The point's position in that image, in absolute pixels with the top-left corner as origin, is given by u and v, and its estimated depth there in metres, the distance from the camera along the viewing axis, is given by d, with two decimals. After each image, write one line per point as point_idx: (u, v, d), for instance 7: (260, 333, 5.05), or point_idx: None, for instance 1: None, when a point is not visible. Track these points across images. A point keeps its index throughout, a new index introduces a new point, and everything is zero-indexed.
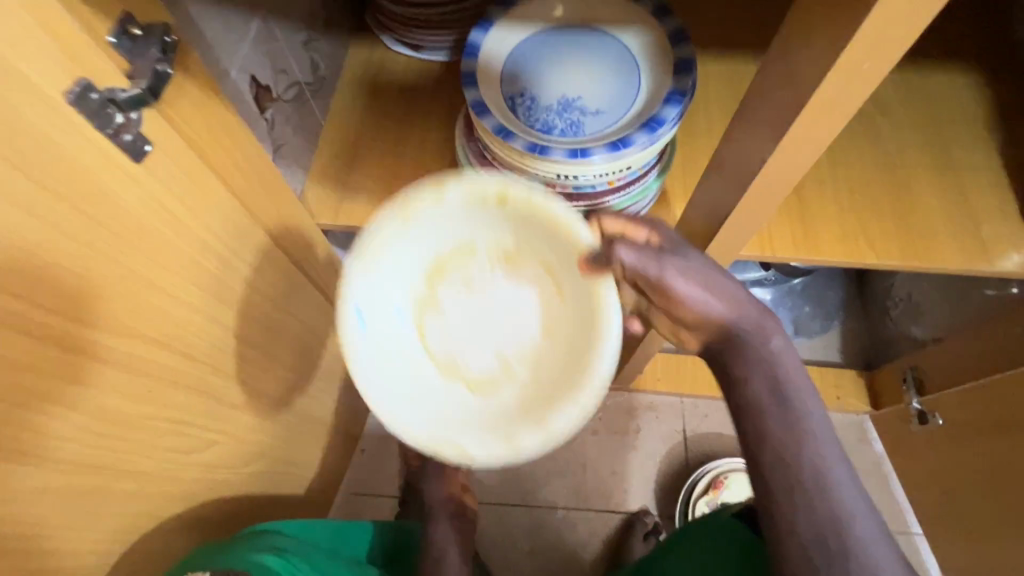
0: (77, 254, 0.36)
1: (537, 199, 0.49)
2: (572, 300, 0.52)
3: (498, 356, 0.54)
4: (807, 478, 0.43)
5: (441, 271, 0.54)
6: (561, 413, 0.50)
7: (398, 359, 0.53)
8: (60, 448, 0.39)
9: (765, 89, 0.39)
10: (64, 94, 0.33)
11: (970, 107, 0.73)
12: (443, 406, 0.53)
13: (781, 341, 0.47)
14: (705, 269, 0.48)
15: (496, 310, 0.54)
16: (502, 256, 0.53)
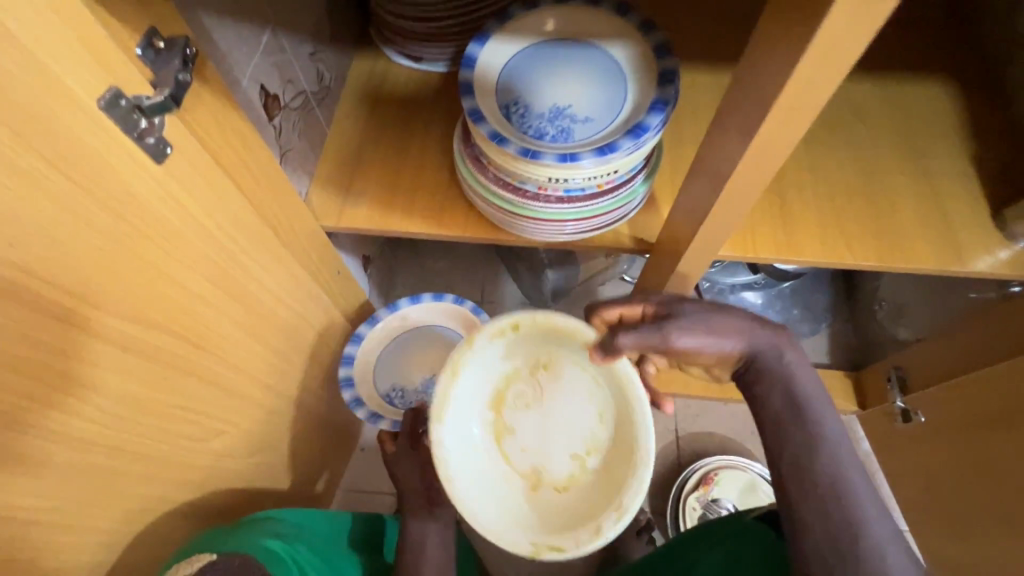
0: (101, 247, 0.39)
1: (544, 319, 0.61)
2: (608, 394, 0.62)
3: (573, 455, 0.62)
4: (821, 470, 0.51)
5: (500, 398, 0.64)
6: (632, 485, 0.57)
7: (492, 488, 0.61)
8: (81, 429, 0.41)
9: (736, 98, 0.42)
10: (98, 101, 0.36)
11: (945, 115, 0.76)
12: (536, 507, 0.61)
13: (793, 356, 0.56)
14: (705, 316, 0.56)
15: (558, 416, 0.63)
16: (545, 372, 0.63)
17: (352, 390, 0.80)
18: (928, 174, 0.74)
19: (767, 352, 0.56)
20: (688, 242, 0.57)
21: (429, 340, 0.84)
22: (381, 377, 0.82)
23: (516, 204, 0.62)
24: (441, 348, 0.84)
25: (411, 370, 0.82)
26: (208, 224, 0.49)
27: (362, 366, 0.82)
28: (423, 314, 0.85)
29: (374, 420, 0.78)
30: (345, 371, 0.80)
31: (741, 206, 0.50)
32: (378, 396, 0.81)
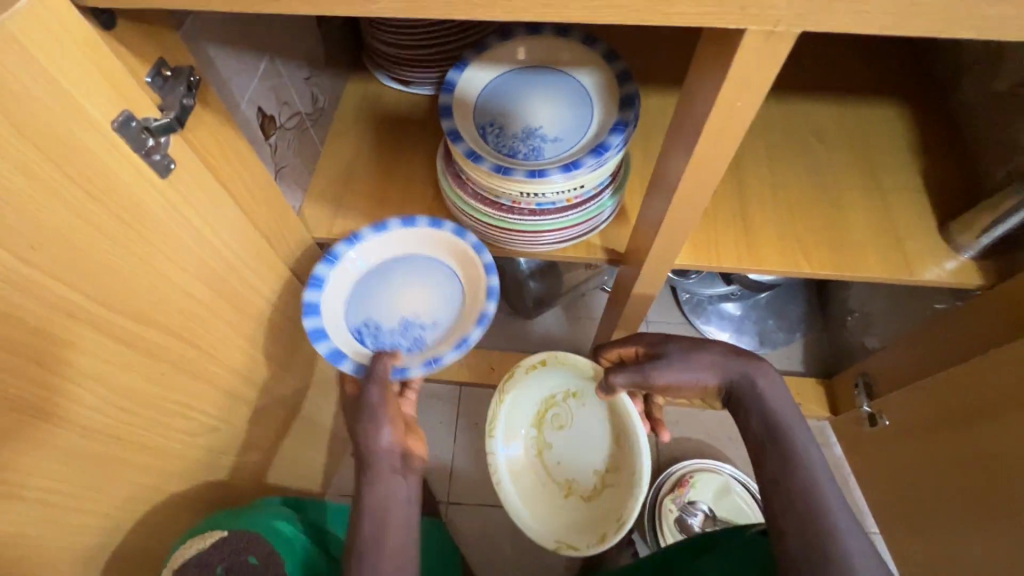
0: (109, 251, 0.44)
1: (569, 359, 0.82)
2: (621, 424, 0.81)
3: (595, 471, 0.82)
4: (796, 482, 0.55)
5: (540, 422, 0.85)
6: (633, 499, 0.76)
7: (532, 487, 0.83)
8: (86, 418, 0.45)
9: (680, 120, 0.47)
10: (113, 122, 0.41)
11: (895, 136, 0.82)
12: (565, 506, 0.82)
13: (767, 379, 0.62)
14: (681, 357, 0.66)
15: (585, 436, 0.84)
16: (575, 402, 0.84)
17: (313, 319, 0.64)
18: (880, 189, 0.79)
19: (741, 381, 0.63)
20: (648, 251, 0.62)
21: (412, 272, 0.70)
22: (350, 309, 0.67)
23: (494, 217, 0.67)
24: (425, 283, 0.69)
25: (387, 304, 0.68)
26: (207, 233, 0.54)
27: (328, 292, 0.67)
28: (410, 238, 0.70)
29: (335, 358, 0.63)
30: (309, 296, 0.65)
31: (690, 217, 0.54)
32: (344, 330, 0.66)
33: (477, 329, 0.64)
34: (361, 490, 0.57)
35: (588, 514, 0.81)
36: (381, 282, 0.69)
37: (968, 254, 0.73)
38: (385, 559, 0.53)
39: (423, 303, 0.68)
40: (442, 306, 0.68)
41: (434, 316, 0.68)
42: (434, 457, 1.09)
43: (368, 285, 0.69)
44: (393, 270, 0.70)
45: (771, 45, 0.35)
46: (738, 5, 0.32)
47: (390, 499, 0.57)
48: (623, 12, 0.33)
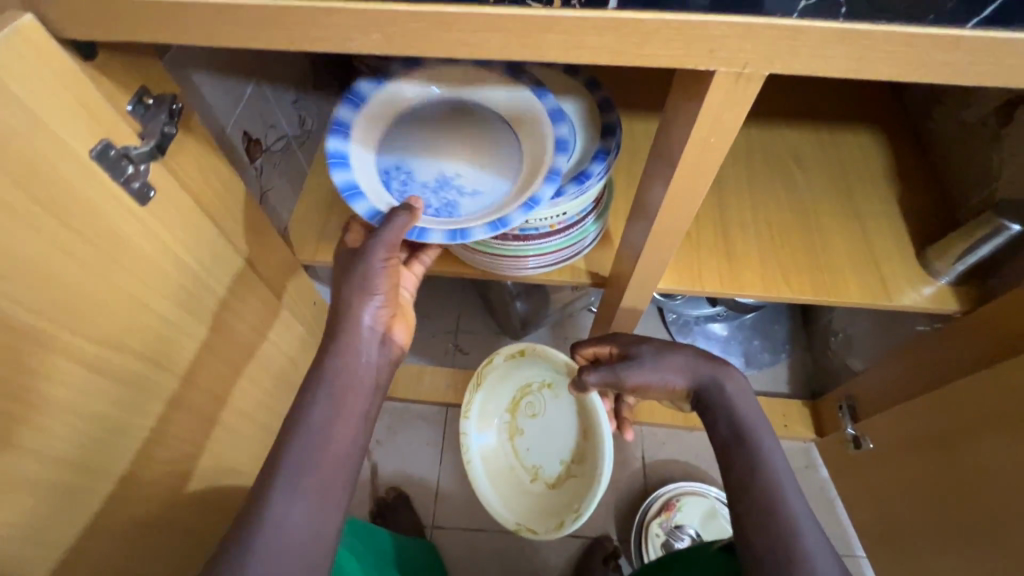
0: (81, 277, 0.43)
1: (545, 352, 0.90)
2: (587, 416, 0.88)
3: (561, 460, 0.90)
4: (762, 488, 0.58)
5: (514, 410, 0.93)
6: (590, 492, 0.84)
7: (501, 471, 0.92)
8: (59, 450, 0.44)
9: (658, 150, 0.48)
10: (90, 151, 0.41)
11: (872, 161, 0.84)
12: (531, 490, 0.91)
13: (734, 385, 0.65)
14: (652, 360, 0.69)
15: (555, 427, 0.91)
16: (549, 393, 0.92)
17: (338, 141, 0.58)
18: (860, 215, 0.80)
19: (710, 386, 0.66)
20: (630, 276, 0.63)
21: (470, 135, 0.63)
22: (389, 150, 0.62)
23: (478, 242, 0.68)
24: (480, 150, 0.62)
25: (432, 160, 0.62)
26: (186, 259, 0.53)
27: (365, 124, 0.61)
28: (483, 96, 0.63)
29: (347, 194, 0.56)
30: (342, 117, 0.59)
31: (669, 245, 0.55)
32: (373, 170, 0.60)
33: (521, 214, 0.54)
34: (325, 358, 0.56)
35: (551, 500, 0.89)
36: (434, 135, 0.63)
37: (944, 279, 0.75)
38: (334, 439, 0.54)
39: (470, 170, 0.62)
40: (491, 177, 0.61)
41: (475, 186, 0.61)
42: (420, 480, 1.07)
43: (420, 134, 0.63)
44: (450, 124, 0.63)
45: (741, 85, 0.36)
46: (707, 48, 0.33)
47: (349, 383, 0.56)
48: (596, 53, 0.34)
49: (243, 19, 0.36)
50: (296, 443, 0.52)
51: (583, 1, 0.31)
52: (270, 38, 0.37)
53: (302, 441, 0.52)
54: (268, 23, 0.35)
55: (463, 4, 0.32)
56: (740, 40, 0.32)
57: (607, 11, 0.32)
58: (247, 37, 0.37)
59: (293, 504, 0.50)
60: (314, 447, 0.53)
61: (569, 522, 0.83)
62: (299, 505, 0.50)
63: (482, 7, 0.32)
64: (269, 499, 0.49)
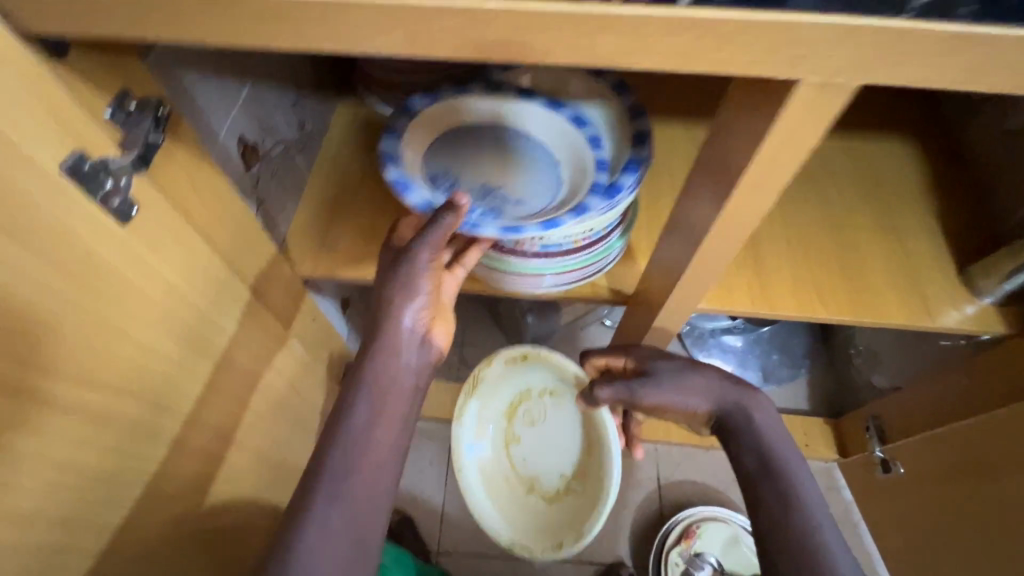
0: (57, 311, 0.37)
1: (551, 356, 0.80)
2: (593, 429, 0.79)
3: (561, 474, 0.81)
4: (795, 528, 0.52)
5: (511, 415, 0.83)
6: (593, 514, 0.75)
7: (493, 482, 0.82)
8: (35, 509, 0.38)
9: (707, 167, 0.43)
10: (61, 165, 0.36)
11: (908, 168, 0.78)
12: (527, 503, 0.82)
13: (761, 411, 0.60)
14: (673, 378, 0.63)
15: (557, 437, 0.82)
16: (552, 399, 0.82)
17: (392, 145, 0.58)
18: (896, 229, 0.75)
19: (735, 413, 0.60)
20: (664, 300, 0.58)
21: (513, 148, 0.62)
22: (434, 158, 0.61)
23: (493, 258, 0.63)
24: (523, 162, 0.61)
25: (476, 167, 0.61)
26: (176, 283, 0.48)
27: (414, 132, 0.61)
28: (527, 111, 0.62)
29: (402, 188, 0.56)
30: (394, 125, 0.59)
31: (711, 268, 0.50)
32: (418, 173, 0.59)
33: (574, 220, 0.54)
34: (365, 358, 0.54)
35: (547, 516, 0.80)
36: (477, 147, 0.62)
37: (988, 299, 0.68)
38: (370, 444, 0.52)
39: (514, 180, 0.60)
40: (534, 188, 0.60)
41: (521, 195, 0.60)
42: (425, 502, 1.02)
43: (465, 145, 0.62)
44: (493, 136, 0.63)
45: (825, 97, 0.31)
46: (792, 55, 0.28)
47: (388, 387, 0.54)
48: (660, 58, 0.29)
49: (242, 16, 0.30)
50: (333, 452, 0.51)
51: None
52: (272, 37, 0.31)
53: (338, 449, 0.51)
54: (273, 21, 0.30)
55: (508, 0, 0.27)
56: (834, 46, 0.28)
57: (677, 9, 0.27)
58: (246, 36, 0.32)
59: (326, 512, 0.49)
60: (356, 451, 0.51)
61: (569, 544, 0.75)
62: (332, 513, 0.49)
63: (530, 4, 0.27)
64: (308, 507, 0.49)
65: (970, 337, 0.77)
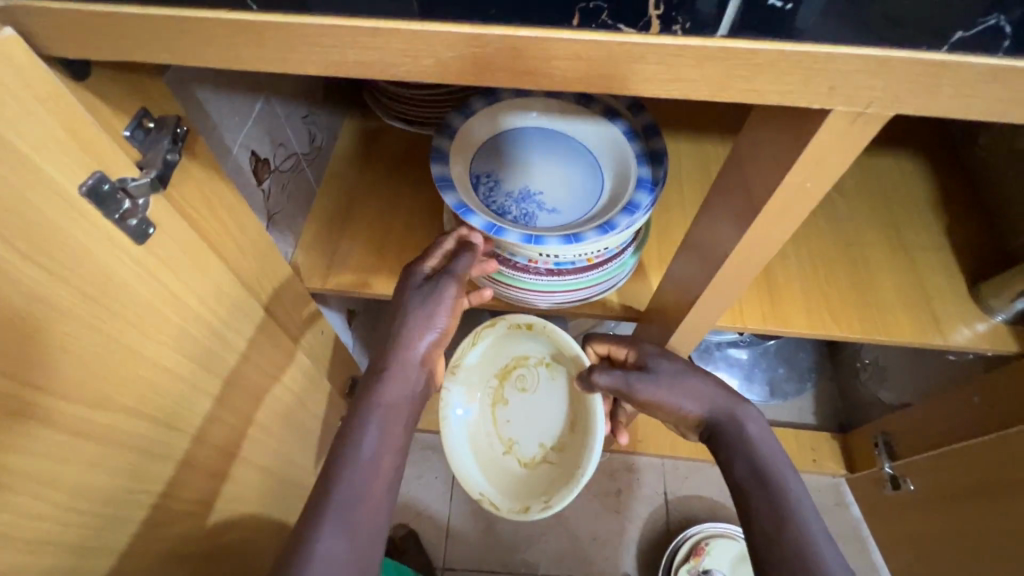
0: (71, 333, 0.36)
1: (557, 330, 0.68)
2: (584, 407, 0.69)
3: (541, 443, 0.70)
4: (789, 544, 0.49)
5: (504, 374, 0.72)
6: (565, 488, 0.66)
7: (470, 438, 0.71)
8: (45, 534, 0.37)
9: (728, 189, 0.43)
10: (79, 187, 0.35)
11: (917, 186, 0.78)
12: (500, 465, 0.71)
13: (755, 424, 0.57)
14: (673, 377, 0.59)
15: (546, 408, 0.71)
16: (550, 370, 0.71)
17: (443, 142, 0.60)
18: (906, 247, 0.74)
19: (728, 423, 0.57)
20: (678, 318, 0.57)
21: (559, 158, 0.63)
22: (485, 153, 0.62)
23: (506, 275, 0.62)
24: (568, 170, 0.62)
25: (518, 173, 0.62)
26: (191, 301, 0.47)
27: (467, 129, 0.62)
28: (582, 130, 0.62)
29: (442, 186, 0.57)
30: (450, 120, 0.61)
31: (730, 288, 0.50)
32: (465, 171, 0.60)
33: (600, 237, 0.55)
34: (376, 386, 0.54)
35: (519, 481, 0.70)
36: (528, 150, 0.63)
37: (1001, 317, 0.68)
38: (376, 475, 0.51)
39: (555, 187, 0.62)
40: (574, 198, 0.61)
41: (555, 207, 0.61)
42: (430, 516, 1.01)
43: (515, 147, 0.63)
44: (545, 140, 0.63)
45: (857, 126, 0.32)
46: (827, 85, 0.29)
47: (393, 418, 0.54)
48: (690, 85, 0.30)
49: (272, 40, 0.31)
50: (339, 478, 0.50)
51: (687, 27, 0.27)
52: (300, 61, 0.32)
53: (345, 474, 0.50)
54: (303, 45, 0.31)
55: (542, 28, 0.28)
56: (868, 76, 0.28)
57: (715, 39, 0.27)
58: (273, 60, 0.32)
59: (329, 539, 0.47)
60: (353, 478, 0.50)
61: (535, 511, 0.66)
62: (329, 537, 0.47)
63: (564, 32, 0.28)
64: (306, 533, 0.48)
65: (971, 355, 0.78)
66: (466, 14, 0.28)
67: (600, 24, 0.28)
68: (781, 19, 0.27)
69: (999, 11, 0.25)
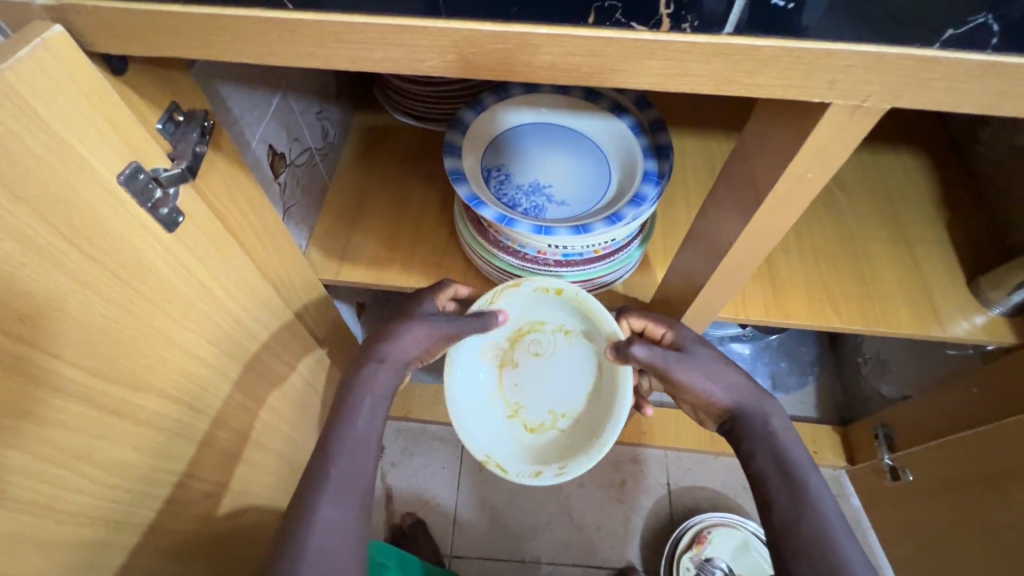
0: (106, 314, 0.38)
1: (586, 297, 0.59)
2: (607, 377, 0.61)
3: (551, 409, 0.63)
4: (810, 540, 0.49)
5: (517, 335, 0.63)
6: (581, 457, 0.59)
7: (474, 400, 0.63)
8: (81, 505, 0.39)
9: (733, 179, 0.45)
10: (117, 176, 0.37)
11: (918, 181, 0.80)
12: (505, 429, 0.63)
13: (781, 421, 0.55)
14: (709, 364, 0.55)
15: (560, 374, 0.63)
16: (570, 336, 0.62)
17: (457, 136, 0.62)
18: (907, 242, 0.76)
19: (755, 417, 0.55)
20: (683, 307, 0.59)
21: (568, 153, 0.64)
22: (497, 147, 0.64)
23: (516, 266, 0.64)
24: (577, 164, 0.64)
25: (528, 166, 0.64)
26: (215, 289, 0.49)
27: (479, 124, 0.64)
28: (591, 125, 0.64)
29: (455, 179, 0.59)
30: (462, 117, 0.63)
31: (733, 279, 0.52)
32: (476, 165, 0.62)
33: (608, 229, 0.57)
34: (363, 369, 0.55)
35: (524, 448, 0.63)
36: (538, 144, 0.65)
37: (997, 309, 0.69)
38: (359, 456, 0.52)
39: (564, 180, 0.64)
40: (582, 191, 0.63)
41: (565, 200, 0.63)
42: (437, 504, 1.03)
43: (526, 141, 0.64)
44: (554, 135, 0.65)
45: (855, 119, 0.34)
46: (827, 79, 0.31)
47: (379, 404, 0.54)
48: (697, 80, 0.32)
49: (304, 37, 0.33)
50: (334, 449, 0.51)
51: (695, 25, 0.29)
52: (328, 56, 0.34)
53: (339, 447, 0.51)
54: (333, 41, 0.33)
55: (557, 26, 0.30)
56: (865, 71, 0.30)
57: (721, 36, 0.29)
58: (303, 54, 0.34)
59: (327, 509, 0.49)
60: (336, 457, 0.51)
61: (546, 478, 0.59)
62: (325, 508, 0.49)
63: (578, 29, 0.30)
64: (305, 502, 0.49)
65: (970, 348, 0.80)
66: (488, 12, 0.30)
67: (614, 21, 0.29)
68: (783, 17, 0.28)
69: (986, 10, 0.27)
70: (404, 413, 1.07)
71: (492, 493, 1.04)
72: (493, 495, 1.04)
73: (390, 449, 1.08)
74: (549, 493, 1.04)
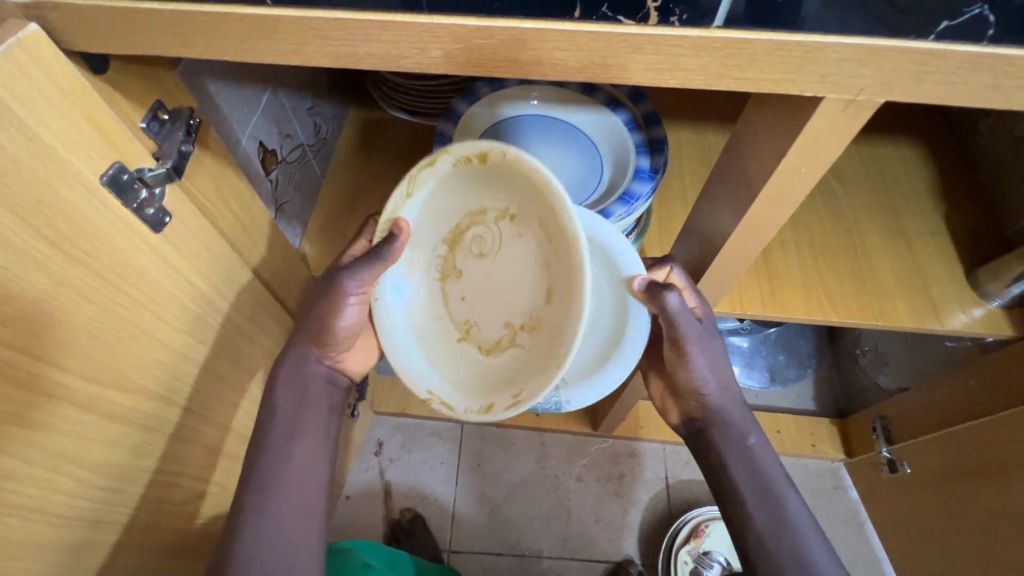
0: (92, 317, 0.38)
1: (512, 155, 0.42)
2: (559, 274, 0.44)
3: (507, 321, 0.49)
4: (784, 560, 0.49)
5: (456, 236, 0.50)
6: (540, 377, 0.44)
7: (413, 323, 0.52)
8: (70, 506, 0.39)
9: (727, 172, 0.44)
10: (101, 176, 0.37)
11: (917, 172, 0.79)
12: (455, 354, 0.51)
13: (756, 437, 0.54)
14: (712, 349, 0.53)
15: (511, 276, 0.48)
16: (512, 224, 0.47)
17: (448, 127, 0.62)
18: (903, 234, 0.75)
19: (729, 427, 0.55)
20: None
21: (560, 146, 0.63)
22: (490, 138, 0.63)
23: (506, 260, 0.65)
24: (568, 158, 0.63)
25: None
26: (203, 287, 0.49)
27: (472, 117, 0.63)
28: (583, 119, 0.63)
29: None
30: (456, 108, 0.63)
31: (728, 273, 0.51)
32: None
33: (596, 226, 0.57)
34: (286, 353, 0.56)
35: (481, 374, 0.50)
36: (530, 135, 0.63)
37: (996, 301, 0.68)
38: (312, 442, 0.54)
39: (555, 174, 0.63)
40: (573, 186, 0.63)
41: None
42: (435, 499, 1.04)
43: (519, 133, 0.63)
44: (546, 125, 0.63)
45: (849, 113, 0.33)
46: (819, 73, 0.30)
47: (307, 395, 0.55)
48: (687, 73, 0.31)
49: (283, 33, 0.32)
50: (278, 445, 0.52)
51: (684, 18, 0.28)
52: (311, 53, 0.33)
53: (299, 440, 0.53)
54: (315, 38, 0.32)
55: (543, 19, 0.29)
56: (859, 65, 0.30)
57: (710, 29, 0.29)
58: (284, 52, 0.33)
59: (298, 507, 0.50)
60: (289, 449, 0.52)
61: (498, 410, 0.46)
62: (286, 498, 0.50)
63: (564, 24, 0.29)
64: (273, 500, 0.49)
65: (959, 340, 0.80)
66: (472, 7, 0.29)
67: (600, 15, 0.29)
68: (776, 11, 0.28)
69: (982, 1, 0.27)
70: (400, 409, 1.07)
71: (490, 487, 1.04)
72: (491, 490, 1.04)
73: (387, 445, 1.08)
74: (548, 487, 1.04)
